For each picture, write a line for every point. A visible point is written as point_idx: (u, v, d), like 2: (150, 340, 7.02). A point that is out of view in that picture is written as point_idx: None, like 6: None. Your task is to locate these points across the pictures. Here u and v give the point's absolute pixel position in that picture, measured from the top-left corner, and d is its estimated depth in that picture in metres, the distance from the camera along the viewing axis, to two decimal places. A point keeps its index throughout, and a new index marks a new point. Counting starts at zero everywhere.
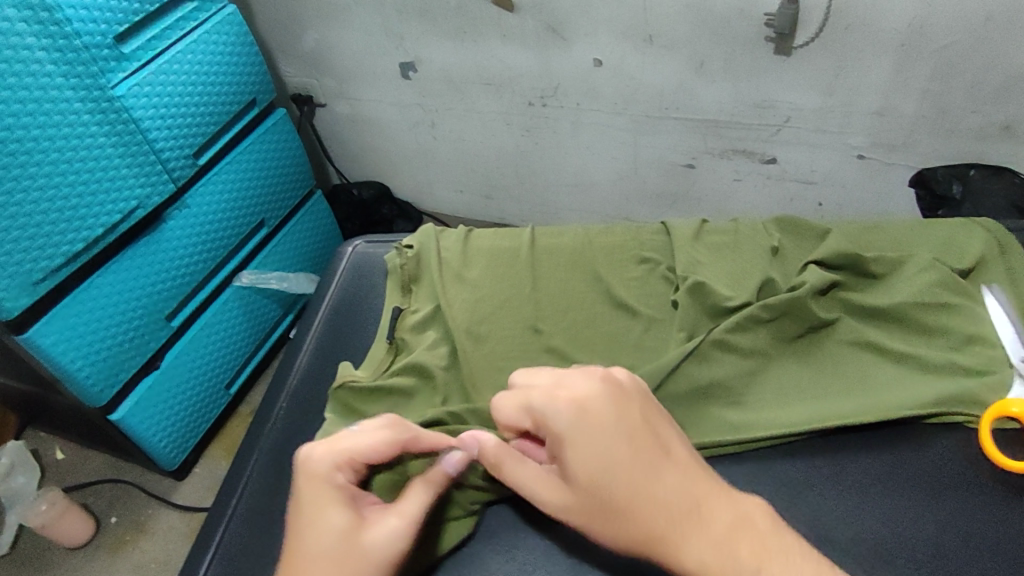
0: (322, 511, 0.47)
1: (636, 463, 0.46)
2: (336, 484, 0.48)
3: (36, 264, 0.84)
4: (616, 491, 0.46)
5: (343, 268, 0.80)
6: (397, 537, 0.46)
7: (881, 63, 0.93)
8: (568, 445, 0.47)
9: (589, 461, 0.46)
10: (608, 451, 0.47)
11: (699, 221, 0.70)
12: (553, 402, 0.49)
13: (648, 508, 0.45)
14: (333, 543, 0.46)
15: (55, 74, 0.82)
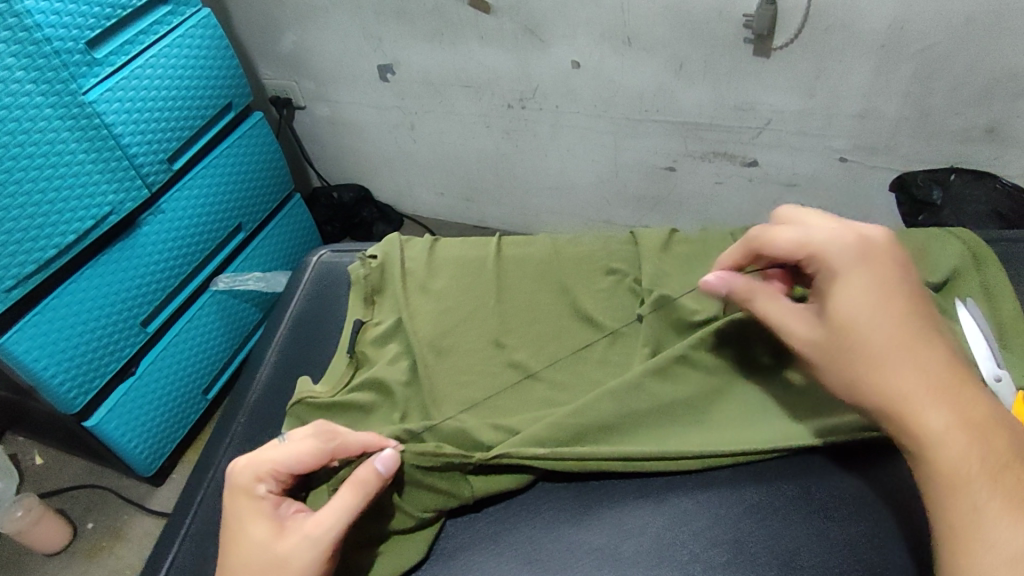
0: (247, 522, 0.50)
1: (904, 334, 0.45)
2: (259, 495, 0.50)
3: (6, 271, 0.82)
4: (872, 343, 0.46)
5: (309, 279, 0.79)
6: (315, 543, 0.48)
7: (860, 66, 0.92)
8: (837, 284, 0.49)
9: (855, 300, 0.47)
10: (878, 301, 0.47)
11: (668, 230, 0.69)
12: (836, 238, 0.50)
13: (889, 371, 0.45)
14: (255, 551, 0.48)
15: (26, 81, 0.80)
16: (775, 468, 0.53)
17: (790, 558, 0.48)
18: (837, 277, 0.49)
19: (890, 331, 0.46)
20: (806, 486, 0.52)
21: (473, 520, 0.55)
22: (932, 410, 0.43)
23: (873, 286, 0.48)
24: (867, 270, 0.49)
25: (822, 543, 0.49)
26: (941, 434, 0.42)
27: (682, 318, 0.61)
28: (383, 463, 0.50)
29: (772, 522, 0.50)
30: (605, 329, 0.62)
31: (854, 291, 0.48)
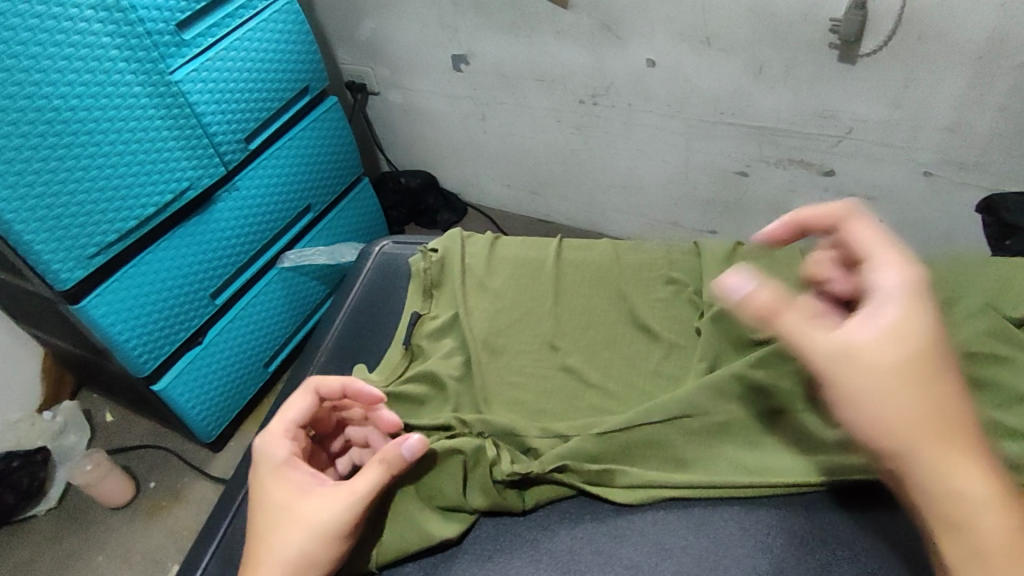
0: (276, 486, 0.53)
1: (953, 368, 0.40)
2: (280, 461, 0.54)
3: (90, 239, 0.87)
4: (934, 375, 0.39)
5: (370, 267, 0.80)
6: (335, 511, 0.50)
7: (953, 77, 0.87)
8: (897, 301, 0.42)
9: (924, 325, 0.41)
10: (938, 329, 0.41)
11: (733, 243, 0.68)
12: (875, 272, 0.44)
13: (893, 405, 0.39)
14: (280, 515, 0.52)
15: (118, 58, 0.85)
16: (824, 502, 0.51)
17: None
18: (900, 295, 0.42)
19: (941, 363, 0.40)
20: (858, 524, 0.50)
21: (513, 523, 0.54)
22: (943, 462, 0.38)
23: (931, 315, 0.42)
24: (927, 304, 0.42)
25: None
26: (989, 489, 0.37)
27: (742, 334, 0.58)
28: (409, 449, 0.51)
29: (817, 556, 0.48)
30: (662, 340, 0.61)
31: (920, 315, 0.41)
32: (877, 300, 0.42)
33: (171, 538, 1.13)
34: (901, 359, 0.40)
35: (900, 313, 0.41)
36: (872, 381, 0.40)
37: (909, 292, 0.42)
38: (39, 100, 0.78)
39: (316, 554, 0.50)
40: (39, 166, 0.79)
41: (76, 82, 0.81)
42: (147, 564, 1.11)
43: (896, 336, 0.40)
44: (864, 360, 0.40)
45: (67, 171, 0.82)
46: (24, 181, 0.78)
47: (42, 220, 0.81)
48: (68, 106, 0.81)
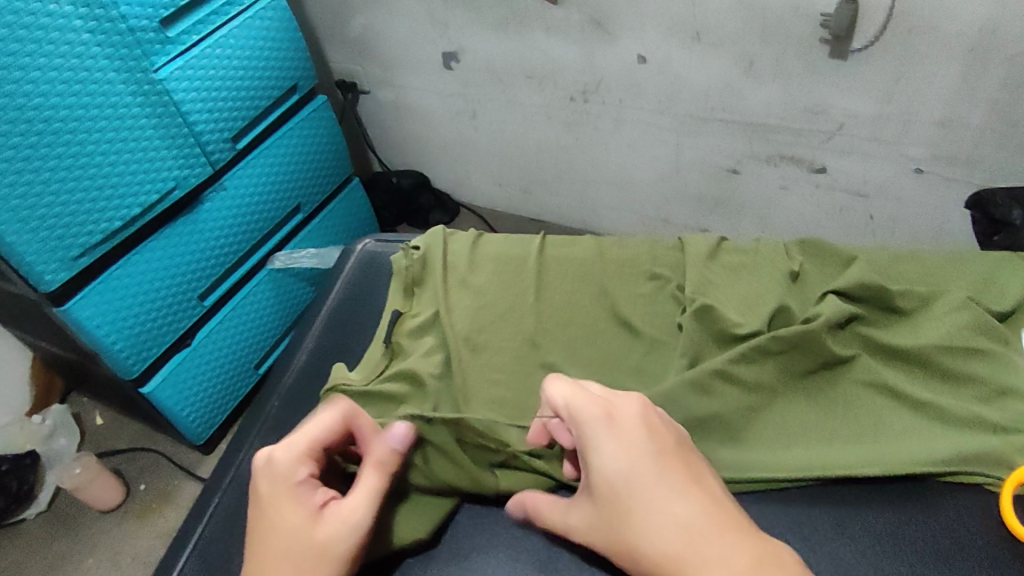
0: (283, 509, 0.48)
1: (663, 485, 0.43)
2: (297, 482, 0.50)
3: (74, 240, 0.86)
4: (632, 508, 0.43)
5: (352, 265, 0.80)
6: (352, 530, 0.48)
7: (944, 71, 0.87)
8: (592, 448, 0.46)
9: (616, 461, 0.44)
10: (637, 458, 0.44)
11: (717, 238, 0.67)
12: (585, 409, 0.47)
13: (643, 537, 0.42)
14: (291, 541, 0.47)
15: (100, 57, 0.84)
16: (806, 498, 0.51)
17: None
18: (590, 441, 0.46)
19: (652, 486, 0.43)
20: (839, 518, 0.49)
21: (491, 522, 0.54)
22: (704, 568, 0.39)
23: (626, 444, 0.45)
24: (625, 437, 0.45)
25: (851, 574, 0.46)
26: (729, 573, 0.39)
27: (725, 329, 0.58)
28: (397, 440, 0.52)
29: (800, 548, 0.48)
30: (644, 337, 0.61)
31: (611, 454, 0.45)
32: (582, 453, 0.47)
33: (161, 540, 1.12)
34: (619, 497, 0.43)
35: (603, 451, 0.45)
36: (619, 534, 0.43)
37: (603, 421, 0.46)
38: (21, 99, 0.77)
39: None
40: (22, 166, 0.79)
41: (58, 81, 0.80)
42: (137, 566, 1.10)
43: (606, 478, 0.44)
44: (599, 513, 0.44)
45: (50, 170, 0.81)
46: (7, 181, 0.77)
47: (24, 220, 0.80)
48: (50, 105, 0.80)
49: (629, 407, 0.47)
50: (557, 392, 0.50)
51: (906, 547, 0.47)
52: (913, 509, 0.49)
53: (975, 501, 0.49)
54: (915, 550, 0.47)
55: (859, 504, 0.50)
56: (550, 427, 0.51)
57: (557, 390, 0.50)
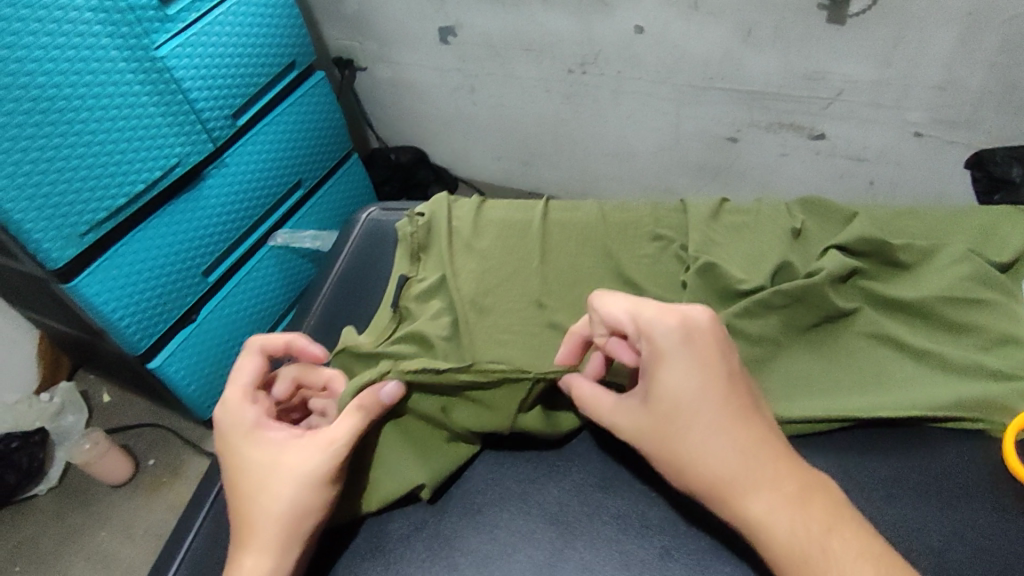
0: (251, 449, 0.53)
1: (726, 407, 0.47)
2: (252, 424, 0.54)
3: (79, 218, 0.86)
4: (689, 424, 0.47)
5: (357, 234, 0.80)
6: (315, 455, 0.51)
7: (943, 34, 0.87)
8: (663, 363, 0.47)
9: (685, 381, 0.47)
10: (708, 377, 0.47)
11: (718, 200, 0.68)
12: (656, 323, 0.48)
13: (711, 453, 0.46)
14: (261, 475, 0.51)
15: (101, 35, 0.84)
16: (814, 445, 0.52)
17: None
18: (661, 358, 0.48)
19: (713, 410, 0.46)
20: (846, 466, 0.50)
21: (504, 477, 0.57)
22: (770, 489, 0.44)
23: (698, 365, 0.47)
24: (698, 356, 0.47)
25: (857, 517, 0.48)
26: (781, 494, 0.44)
27: (728, 286, 0.58)
28: (386, 396, 0.52)
29: None
30: (648, 295, 0.62)
31: (682, 372, 0.47)
32: (646, 367, 0.48)
33: (172, 512, 1.14)
34: (689, 414, 0.47)
35: (678, 371, 0.47)
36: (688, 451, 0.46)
37: (680, 344, 0.48)
38: (25, 78, 0.77)
39: (312, 500, 0.51)
40: (27, 145, 0.79)
41: (61, 59, 0.80)
42: (149, 539, 1.12)
43: (678, 395, 0.47)
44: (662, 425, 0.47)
45: (54, 149, 0.82)
46: (13, 161, 0.78)
47: (31, 199, 0.80)
48: (53, 83, 0.80)
49: (705, 324, 0.48)
50: (614, 307, 0.50)
51: (911, 491, 0.49)
52: (915, 456, 0.50)
53: (974, 447, 0.50)
54: (919, 494, 0.48)
55: (863, 450, 0.51)
56: (607, 342, 0.51)
57: (619, 308, 0.49)
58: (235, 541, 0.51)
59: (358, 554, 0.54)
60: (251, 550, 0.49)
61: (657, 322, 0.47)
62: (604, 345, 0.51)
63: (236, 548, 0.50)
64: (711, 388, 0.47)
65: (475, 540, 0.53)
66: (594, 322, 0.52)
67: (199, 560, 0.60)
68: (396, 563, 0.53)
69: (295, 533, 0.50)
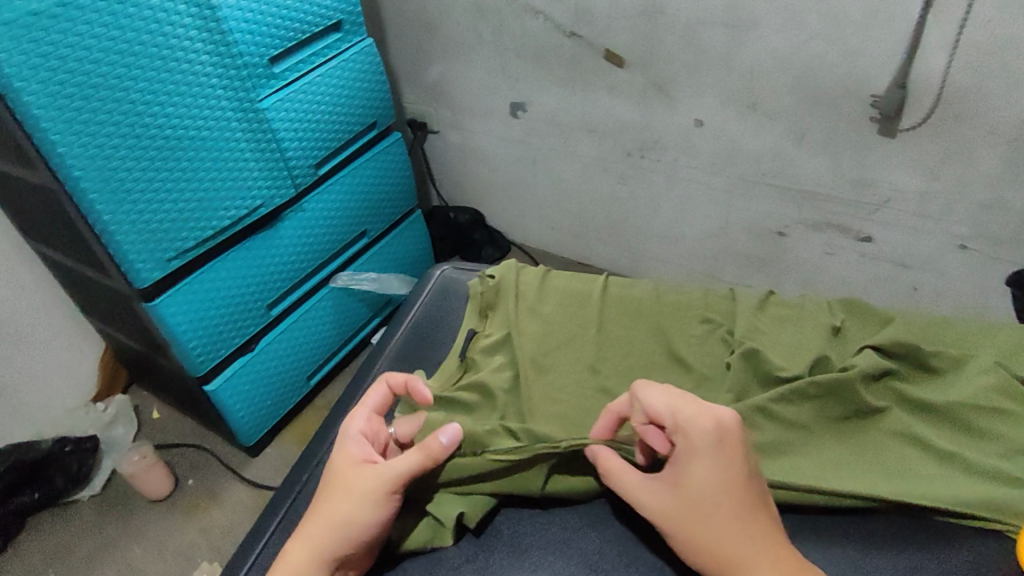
0: (341, 452, 0.59)
1: (745, 501, 0.50)
2: (350, 433, 0.60)
3: (171, 243, 0.95)
4: (711, 514, 0.50)
5: (431, 288, 0.87)
6: (373, 475, 0.55)
7: (991, 156, 0.92)
8: (695, 459, 0.51)
9: (713, 477, 0.50)
10: (733, 473, 0.50)
11: (766, 292, 0.73)
12: (699, 419, 0.52)
13: (722, 539, 0.49)
14: (337, 475, 0.57)
15: (218, 87, 0.94)
16: (837, 529, 0.56)
17: None
18: (695, 454, 0.51)
19: (731, 501, 0.50)
20: (867, 552, 0.54)
21: (549, 523, 0.61)
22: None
23: (725, 463, 0.51)
24: (727, 455, 0.51)
25: None
26: None
27: (769, 372, 0.63)
28: (446, 436, 0.56)
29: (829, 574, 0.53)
30: (694, 372, 0.67)
31: (711, 467, 0.50)
32: (678, 458, 0.52)
33: (203, 534, 1.18)
34: (707, 500, 0.50)
35: (706, 466, 0.50)
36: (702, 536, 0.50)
37: (713, 445, 0.51)
38: (146, 118, 0.87)
39: (358, 513, 0.54)
40: (137, 175, 0.88)
41: (179, 105, 0.90)
42: (178, 557, 1.16)
43: (702, 486, 0.50)
44: (682, 508, 0.51)
45: (160, 181, 0.91)
46: (124, 188, 0.87)
47: (133, 222, 0.89)
48: (169, 124, 0.90)
49: (736, 427, 0.52)
50: (654, 401, 0.54)
51: None
52: (937, 549, 0.54)
53: (994, 547, 0.53)
54: None
55: (887, 540, 0.55)
56: (643, 429, 0.54)
57: (659, 398, 0.53)
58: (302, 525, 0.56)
59: None
60: (301, 538, 0.54)
61: (697, 421, 0.51)
62: (640, 432, 0.55)
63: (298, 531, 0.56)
64: (736, 484, 0.50)
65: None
66: (635, 407, 0.56)
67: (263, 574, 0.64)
68: None
69: (336, 539, 0.54)
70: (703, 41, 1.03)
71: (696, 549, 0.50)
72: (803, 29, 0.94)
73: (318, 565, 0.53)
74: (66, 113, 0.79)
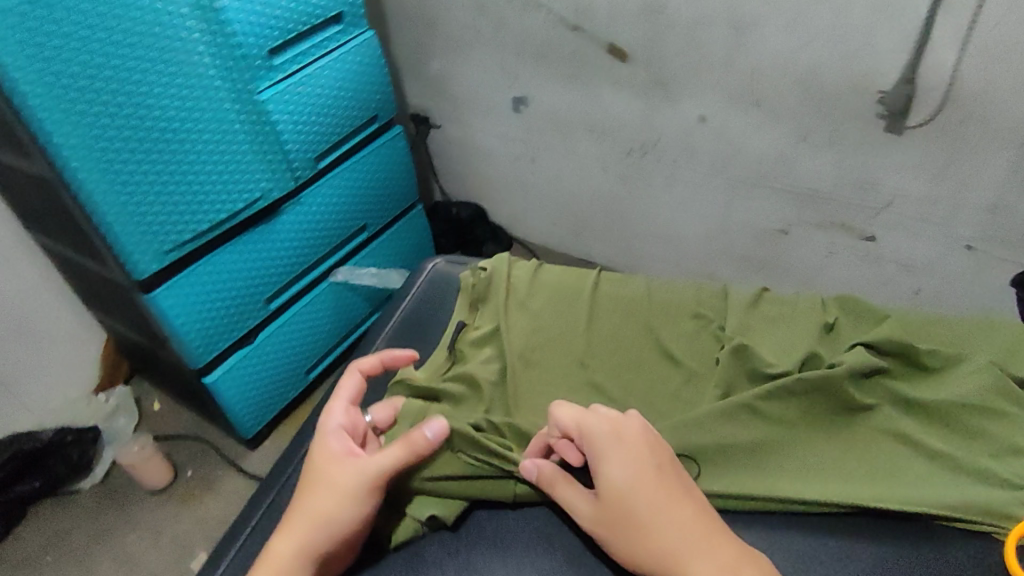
0: (321, 448, 0.58)
1: (670, 493, 0.50)
2: (330, 428, 0.59)
3: (169, 235, 0.95)
4: (637, 512, 0.49)
5: (422, 282, 0.86)
6: (359, 471, 0.55)
7: (997, 158, 0.90)
8: (603, 459, 0.52)
9: (624, 474, 0.51)
10: (643, 468, 0.51)
11: (761, 289, 0.72)
12: (599, 420, 0.54)
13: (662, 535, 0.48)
14: (319, 472, 0.56)
15: (216, 79, 0.94)
16: (827, 527, 0.55)
17: None
18: (602, 454, 0.52)
19: (657, 494, 0.50)
20: (854, 549, 0.54)
21: (536, 519, 0.60)
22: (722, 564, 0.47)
23: (633, 457, 0.51)
24: (633, 452, 0.52)
25: None
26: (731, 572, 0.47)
27: (757, 368, 0.63)
28: (432, 431, 0.58)
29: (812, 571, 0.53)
30: (683, 367, 0.66)
31: (620, 465, 0.51)
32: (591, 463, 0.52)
33: (200, 525, 1.18)
34: (632, 498, 0.50)
35: (615, 460, 0.51)
36: (640, 537, 0.49)
37: (612, 436, 0.52)
38: (144, 109, 0.87)
39: (346, 512, 0.54)
40: (135, 167, 0.88)
41: (178, 97, 0.90)
42: (174, 548, 1.16)
43: (619, 483, 0.51)
44: (612, 515, 0.51)
45: (157, 173, 0.91)
46: (122, 180, 0.87)
47: (131, 214, 0.89)
48: (168, 116, 0.90)
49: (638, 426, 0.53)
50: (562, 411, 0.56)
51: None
52: (924, 548, 0.53)
53: (980, 549, 0.52)
54: None
55: (874, 536, 0.54)
56: (556, 441, 0.57)
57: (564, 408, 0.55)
58: (283, 522, 0.55)
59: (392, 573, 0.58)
60: (284, 536, 0.54)
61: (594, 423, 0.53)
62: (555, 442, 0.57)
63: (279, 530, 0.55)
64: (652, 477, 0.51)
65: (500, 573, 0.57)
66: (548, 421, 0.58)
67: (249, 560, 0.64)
68: None
69: (323, 538, 0.54)
70: (706, 38, 1.01)
71: (642, 554, 0.49)
72: (806, 26, 0.92)
73: (301, 562, 0.53)
74: (63, 105, 0.79)
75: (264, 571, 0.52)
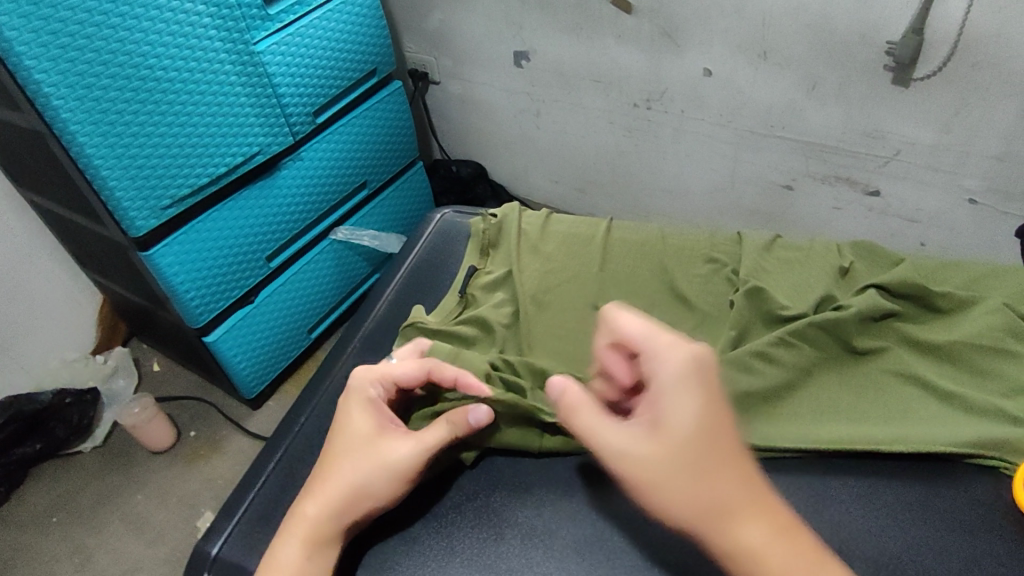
0: (353, 417, 0.57)
1: (734, 446, 0.46)
2: (370, 397, 0.58)
3: (166, 191, 0.93)
4: (704, 457, 0.45)
5: (431, 232, 0.86)
6: (410, 452, 0.55)
7: (1007, 105, 0.89)
8: (674, 394, 0.47)
9: (694, 414, 0.46)
10: (715, 411, 0.46)
11: (773, 235, 0.72)
12: (675, 347, 0.48)
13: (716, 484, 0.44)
14: (359, 442, 0.55)
15: (210, 27, 0.91)
16: (843, 467, 0.56)
17: (844, 544, 0.51)
18: (675, 387, 0.47)
19: (726, 442, 0.45)
20: (874, 487, 0.54)
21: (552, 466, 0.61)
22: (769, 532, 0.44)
23: (706, 399, 0.46)
24: (711, 391, 0.47)
25: (878, 533, 0.52)
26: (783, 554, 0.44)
27: (772, 311, 0.63)
28: (476, 418, 0.58)
29: (832, 509, 0.53)
30: (696, 310, 0.66)
31: (692, 405, 0.46)
32: (656, 394, 0.47)
33: (207, 485, 1.19)
34: (693, 441, 0.45)
35: (691, 397, 0.46)
36: (696, 484, 0.45)
37: (695, 370, 0.47)
38: (137, 58, 0.84)
39: (389, 489, 0.54)
40: (128, 118, 0.86)
41: (171, 44, 0.87)
42: (183, 506, 1.16)
43: (681, 428, 0.46)
44: (664, 452, 0.46)
45: (153, 124, 0.89)
46: (115, 131, 0.85)
47: (125, 168, 0.87)
48: (161, 65, 0.87)
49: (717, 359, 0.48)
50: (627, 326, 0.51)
51: (931, 516, 0.53)
52: (939, 484, 0.54)
53: (987, 482, 0.54)
54: (940, 520, 0.52)
55: (894, 475, 0.55)
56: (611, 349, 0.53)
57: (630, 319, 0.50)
58: (312, 483, 0.55)
59: (412, 515, 0.59)
60: (318, 501, 0.54)
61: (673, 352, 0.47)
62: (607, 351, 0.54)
63: (309, 490, 0.55)
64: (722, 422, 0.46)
65: (522, 514, 0.58)
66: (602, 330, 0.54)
67: (264, 509, 0.64)
68: (449, 526, 0.58)
69: (358, 505, 0.54)
70: None
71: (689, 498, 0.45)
72: None
73: (334, 525, 0.53)
74: (50, 51, 0.76)
75: (297, 532, 0.52)
